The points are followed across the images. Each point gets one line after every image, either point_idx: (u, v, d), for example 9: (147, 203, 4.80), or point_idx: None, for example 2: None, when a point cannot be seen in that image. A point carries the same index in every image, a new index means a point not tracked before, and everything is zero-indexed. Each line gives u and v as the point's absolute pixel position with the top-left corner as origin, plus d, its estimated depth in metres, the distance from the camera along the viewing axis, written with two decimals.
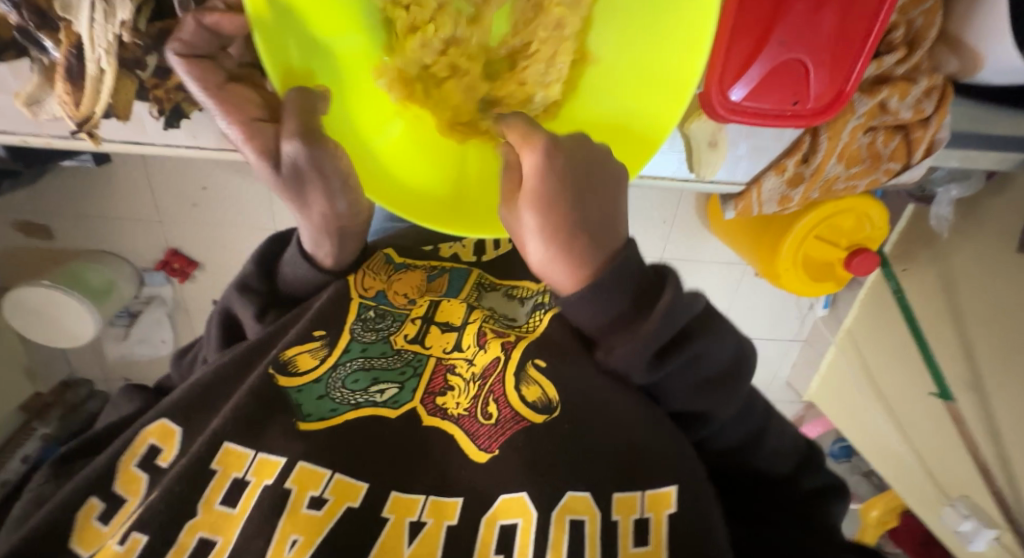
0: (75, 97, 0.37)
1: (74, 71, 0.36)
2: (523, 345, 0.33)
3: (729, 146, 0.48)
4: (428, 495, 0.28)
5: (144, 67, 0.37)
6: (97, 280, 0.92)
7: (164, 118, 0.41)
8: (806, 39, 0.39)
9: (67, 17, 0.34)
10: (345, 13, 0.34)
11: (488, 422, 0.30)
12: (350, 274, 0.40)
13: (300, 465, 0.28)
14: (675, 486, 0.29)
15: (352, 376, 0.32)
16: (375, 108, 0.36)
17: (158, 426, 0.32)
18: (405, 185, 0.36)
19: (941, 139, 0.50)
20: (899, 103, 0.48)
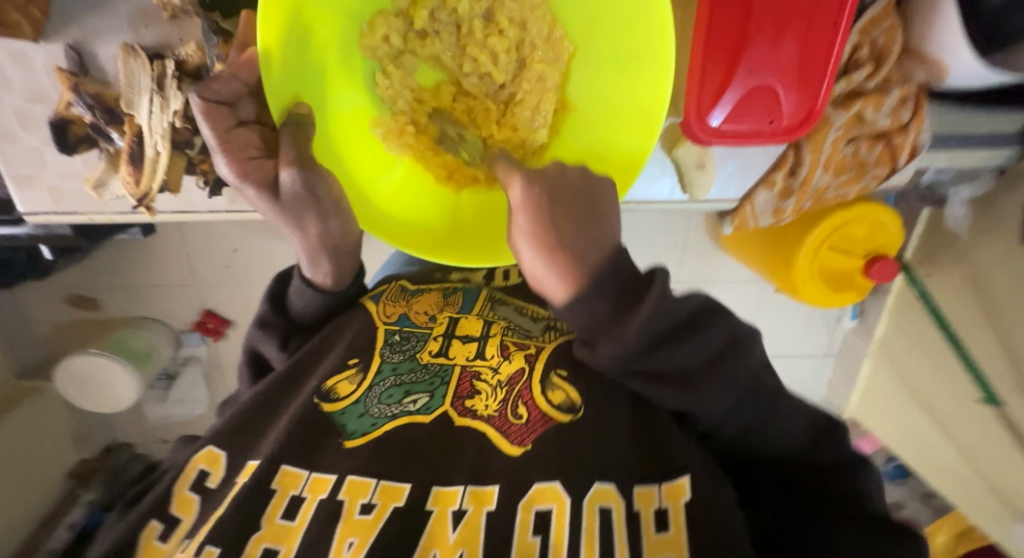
0: (135, 177, 0.44)
1: (135, 154, 0.43)
2: (544, 357, 0.37)
3: (717, 166, 0.52)
4: (467, 485, 0.30)
5: (192, 146, 0.44)
6: (138, 345, 0.97)
7: (209, 187, 0.46)
8: (772, 65, 0.43)
9: (132, 112, 0.42)
10: (344, 75, 0.39)
11: (521, 421, 0.34)
12: (370, 301, 0.44)
13: (351, 479, 0.31)
14: (687, 476, 0.31)
15: (388, 392, 0.35)
16: (375, 157, 0.42)
17: (206, 451, 0.35)
18: (401, 224, 0.41)
19: (922, 143, 0.53)
20: (875, 112, 0.52)
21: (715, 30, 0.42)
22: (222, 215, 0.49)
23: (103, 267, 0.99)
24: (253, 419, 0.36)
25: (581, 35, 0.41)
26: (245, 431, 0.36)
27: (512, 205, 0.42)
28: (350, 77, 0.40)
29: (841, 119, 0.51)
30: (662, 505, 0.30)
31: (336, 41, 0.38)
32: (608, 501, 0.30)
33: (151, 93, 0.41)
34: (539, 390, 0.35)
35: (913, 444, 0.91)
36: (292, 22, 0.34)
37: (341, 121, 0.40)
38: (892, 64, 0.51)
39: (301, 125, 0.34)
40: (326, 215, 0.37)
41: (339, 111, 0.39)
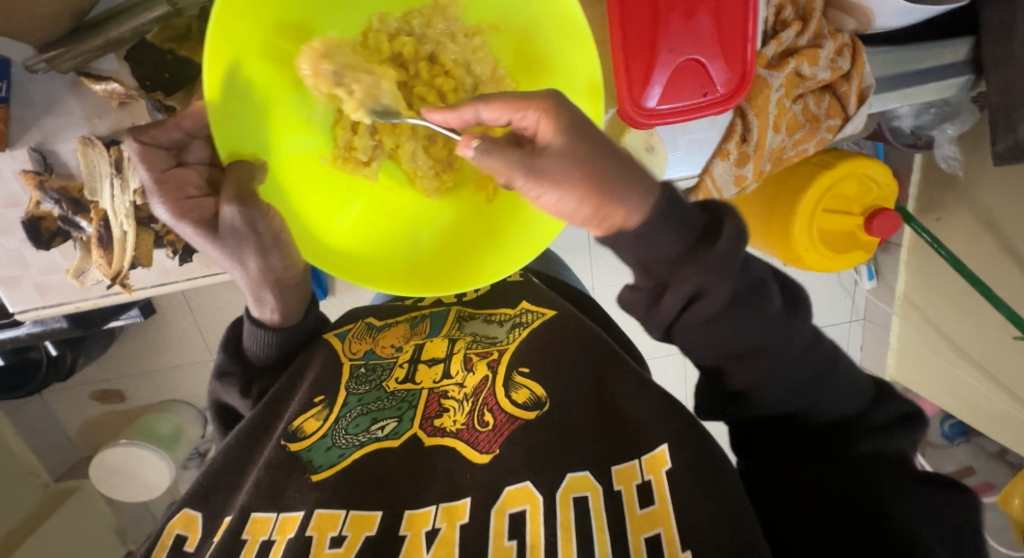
0: (106, 259, 0.46)
1: (103, 238, 0.46)
2: (504, 360, 0.43)
3: (667, 146, 0.54)
4: (439, 503, 0.33)
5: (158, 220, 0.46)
6: (166, 428, 1.01)
7: (179, 256, 0.48)
8: (692, 42, 0.44)
9: (95, 198, 0.44)
10: (294, 122, 0.41)
11: (489, 428, 0.37)
12: (331, 334, 0.48)
13: (318, 513, 0.33)
14: (666, 443, 0.33)
15: (354, 422, 0.39)
16: (325, 197, 0.43)
17: (183, 514, 0.35)
18: (360, 258, 0.43)
19: (868, 86, 0.54)
20: (812, 67, 0.52)
21: (631, 19, 0.43)
22: (200, 280, 0.50)
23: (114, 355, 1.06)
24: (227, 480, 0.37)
25: (519, 65, 0.45)
26: (219, 491, 0.36)
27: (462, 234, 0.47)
28: (300, 123, 0.42)
29: (780, 79, 0.51)
30: (645, 478, 0.32)
31: (285, 89, 0.40)
32: (581, 487, 0.33)
33: (111, 177, 0.44)
34: (503, 395, 0.39)
35: (959, 397, 0.91)
36: (240, 70, 0.36)
37: (294, 166, 0.42)
38: (819, 19, 0.52)
39: (247, 166, 0.36)
40: (264, 250, 0.38)
41: (287, 157, 0.41)
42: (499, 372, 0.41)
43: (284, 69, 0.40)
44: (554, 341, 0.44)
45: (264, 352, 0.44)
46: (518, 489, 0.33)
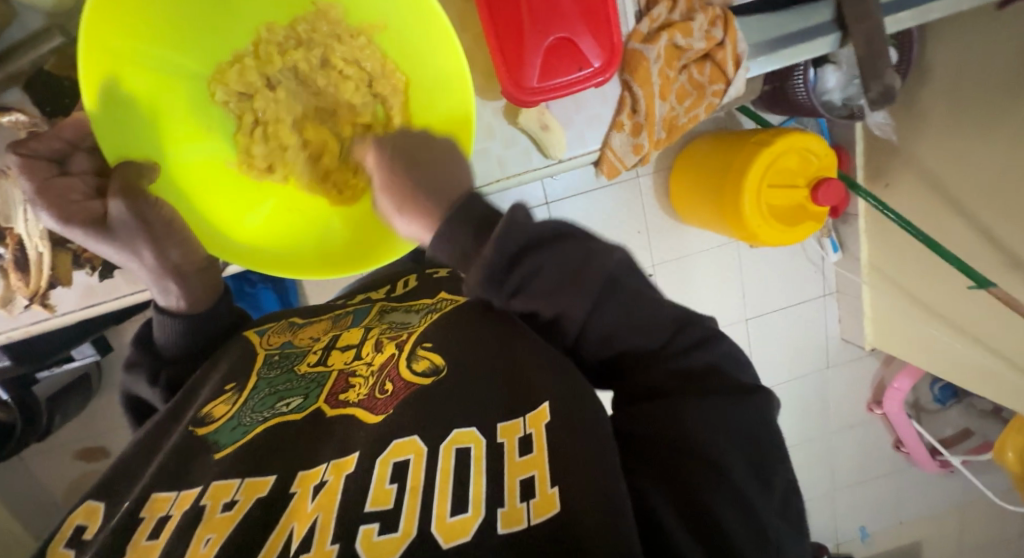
0: (26, 280, 0.60)
1: (20, 260, 0.60)
2: (404, 343, 0.58)
3: (560, 124, 0.57)
4: (331, 462, 0.45)
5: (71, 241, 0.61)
6: None
7: (98, 272, 0.62)
8: (557, 22, 0.49)
9: (11, 225, 0.59)
10: (192, 134, 0.57)
11: (387, 393, 0.52)
12: (257, 334, 0.67)
13: (214, 485, 0.44)
14: (547, 401, 0.47)
15: (262, 402, 0.55)
16: (229, 196, 0.58)
17: (88, 507, 0.47)
18: (252, 240, 0.57)
19: (743, 51, 0.57)
20: (687, 39, 0.56)
21: (501, 10, 0.49)
22: (122, 295, 0.64)
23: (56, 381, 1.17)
24: (135, 460, 0.51)
25: (397, 57, 0.58)
26: (124, 479, 0.49)
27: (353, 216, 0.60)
28: (199, 134, 0.58)
29: (655, 51, 0.55)
30: (527, 430, 0.45)
31: (180, 104, 0.56)
32: (465, 438, 0.45)
33: (22, 207, 0.58)
34: (402, 367, 0.54)
35: None
36: (120, 85, 0.50)
37: (193, 170, 0.57)
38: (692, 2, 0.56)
39: (130, 164, 0.51)
40: (158, 240, 0.55)
41: (185, 160, 0.57)
42: (401, 350, 0.57)
43: (177, 80, 0.55)
44: (450, 322, 0.59)
45: (171, 338, 0.64)
46: (404, 443, 0.45)
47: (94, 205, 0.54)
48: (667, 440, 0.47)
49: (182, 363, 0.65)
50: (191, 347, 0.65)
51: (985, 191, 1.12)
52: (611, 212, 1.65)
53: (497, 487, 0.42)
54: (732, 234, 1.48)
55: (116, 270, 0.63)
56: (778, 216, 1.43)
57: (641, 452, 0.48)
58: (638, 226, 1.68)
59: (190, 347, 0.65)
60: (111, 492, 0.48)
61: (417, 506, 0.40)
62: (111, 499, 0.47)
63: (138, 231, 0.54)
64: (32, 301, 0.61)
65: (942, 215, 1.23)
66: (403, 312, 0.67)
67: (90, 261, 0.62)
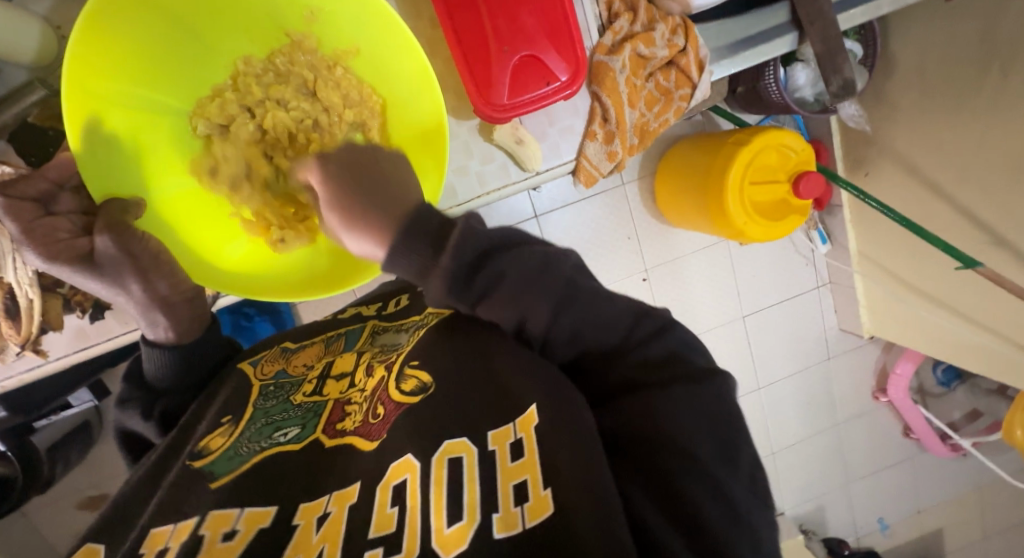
0: (16, 327, 0.61)
1: (10, 308, 0.61)
2: (395, 363, 0.61)
3: (535, 139, 0.59)
4: (331, 492, 0.46)
5: (62, 285, 0.62)
6: None
7: (90, 313, 0.64)
8: (523, 40, 0.51)
9: (0, 273, 0.60)
10: (177, 168, 0.58)
11: (380, 418, 0.54)
12: (248, 361, 0.70)
13: (213, 514, 0.46)
14: (535, 404, 0.46)
15: (259, 431, 0.57)
16: (214, 228, 0.60)
17: (84, 550, 0.47)
18: (236, 271, 0.59)
19: (704, 56, 0.59)
20: (649, 48, 0.58)
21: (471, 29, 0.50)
22: (115, 334, 0.65)
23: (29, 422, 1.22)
24: (133, 502, 0.52)
25: (377, 83, 0.60)
26: (124, 520, 0.50)
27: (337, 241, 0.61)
28: (184, 167, 0.59)
29: (620, 62, 0.57)
30: (518, 435, 0.45)
31: (164, 140, 0.57)
32: (457, 449, 0.46)
33: (11, 253, 0.59)
34: (395, 390, 0.56)
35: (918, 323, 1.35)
36: (99, 124, 0.51)
37: (178, 202, 0.58)
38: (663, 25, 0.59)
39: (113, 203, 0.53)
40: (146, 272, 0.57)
41: (171, 193, 0.58)
42: (393, 373, 0.59)
43: (156, 115, 0.57)
44: (440, 341, 0.61)
45: (161, 370, 0.65)
46: (405, 463, 0.46)
47: (80, 243, 0.56)
48: (628, 425, 0.46)
49: (177, 394, 0.67)
50: (183, 379, 0.67)
51: (961, 170, 1.14)
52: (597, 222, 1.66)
53: (491, 492, 0.42)
54: (720, 233, 1.49)
55: (107, 310, 0.64)
56: (764, 213, 1.45)
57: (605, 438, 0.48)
58: (627, 234, 1.68)
59: (183, 379, 0.67)
60: (108, 535, 0.48)
61: (417, 525, 0.41)
62: (111, 540, 0.48)
63: (124, 263, 0.55)
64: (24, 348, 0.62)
65: (922, 198, 1.25)
66: (393, 334, 0.70)
67: (80, 304, 0.63)
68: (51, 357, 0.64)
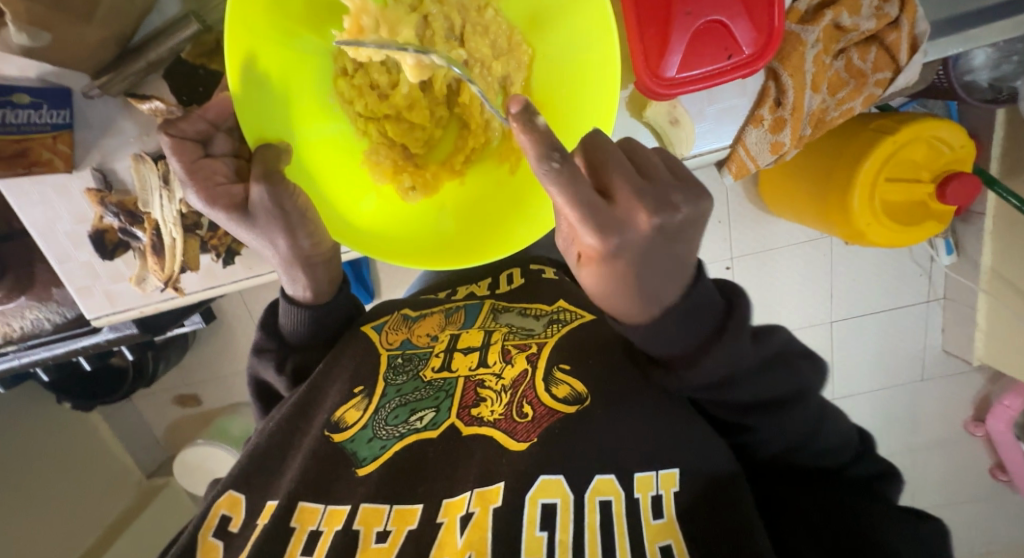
0: (160, 263, 0.73)
1: (156, 243, 0.72)
2: (538, 355, 0.60)
3: (690, 117, 0.64)
4: (476, 491, 0.49)
5: (199, 227, 0.72)
6: (237, 428, 1.31)
7: (222, 258, 0.74)
8: (710, 4, 0.56)
9: (148, 209, 0.70)
10: (320, 114, 0.57)
11: (527, 417, 0.55)
12: (365, 324, 0.71)
13: (365, 509, 0.50)
14: (674, 469, 0.50)
15: (395, 413, 0.59)
16: (349, 183, 0.59)
17: (227, 497, 0.56)
18: (368, 232, 0.58)
19: (919, 32, 0.61)
20: (852, 18, 0.62)
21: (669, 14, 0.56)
22: (242, 278, 0.75)
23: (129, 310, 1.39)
24: (266, 456, 0.59)
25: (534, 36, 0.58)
26: (258, 479, 0.57)
27: (472, 209, 0.60)
28: (324, 114, 0.58)
29: (813, 34, 0.61)
30: (659, 492, 0.49)
31: (309, 82, 0.56)
32: (608, 488, 0.49)
33: (160, 192, 0.69)
34: (542, 390, 0.57)
35: None
36: (256, 63, 0.50)
37: (319, 148, 0.57)
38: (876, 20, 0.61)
39: (269, 148, 0.51)
40: (295, 228, 0.55)
41: (313, 139, 0.57)
42: (535, 369, 0.59)
43: (303, 53, 0.55)
44: (583, 345, 0.62)
45: (297, 327, 0.66)
46: (548, 482, 0.49)
47: (236, 189, 0.54)
48: (826, 516, 0.51)
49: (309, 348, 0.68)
50: (314, 336, 0.68)
51: None
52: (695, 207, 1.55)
53: (638, 548, 0.46)
54: (836, 230, 1.35)
55: (236, 257, 0.74)
56: (893, 215, 1.30)
57: (800, 514, 0.52)
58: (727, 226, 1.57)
59: (316, 336, 0.68)
60: (247, 485, 0.57)
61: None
62: (249, 494, 0.56)
63: (276, 221, 0.54)
64: (167, 283, 0.74)
65: None
66: (522, 315, 0.69)
67: (214, 247, 0.74)
68: (186, 292, 0.76)
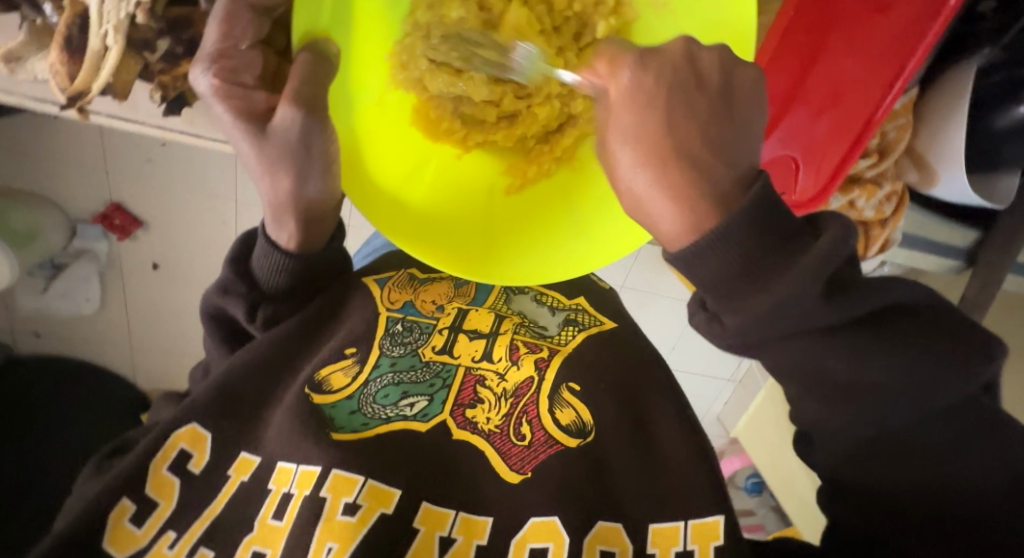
0: (69, 70, 0.37)
1: (75, 41, 0.36)
2: (552, 369, 0.54)
3: None
4: (367, 478, 0.44)
5: (154, 50, 0.38)
6: (20, 224, 1.08)
7: (165, 104, 0.42)
8: (801, 139, 0.52)
9: None
10: (378, 12, 0.47)
11: (525, 441, 0.49)
12: (379, 287, 0.60)
13: (335, 474, 0.43)
14: (557, 517, 0.44)
15: (382, 394, 0.50)
16: (381, 96, 0.48)
17: (240, 459, 0.46)
18: (370, 164, 0.46)
19: (894, 239, 0.59)
20: (865, 202, 0.55)
21: (796, 95, 0.51)
22: (174, 132, 0.45)
23: (120, 176, 1.07)
24: (246, 396, 0.50)
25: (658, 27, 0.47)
26: (243, 414, 0.49)
27: (466, 177, 0.52)
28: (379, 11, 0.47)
29: (841, 201, 0.56)
30: (453, 536, 0.43)
31: (377, 23, 0.47)
32: (666, 539, 0.45)
33: None
34: (545, 408, 0.51)
35: None
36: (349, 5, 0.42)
37: (361, 56, 0.46)
38: (895, 159, 0.55)
39: (320, 57, 0.39)
40: (302, 173, 0.43)
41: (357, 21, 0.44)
42: (542, 383, 0.52)
43: (383, 15, 0.47)
44: (601, 361, 0.57)
45: (278, 276, 0.52)
46: (607, 528, 0.45)
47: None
48: None
49: (286, 298, 0.55)
50: (300, 283, 0.55)
51: None
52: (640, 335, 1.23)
53: None
54: None
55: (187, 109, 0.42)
56: None
57: None
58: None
59: (298, 288, 0.55)
60: (219, 424, 0.47)
61: None
62: (267, 455, 0.46)
63: (289, 156, 0.42)
64: (65, 101, 0.39)
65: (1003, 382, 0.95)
66: (537, 306, 0.63)
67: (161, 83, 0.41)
68: (89, 115, 0.43)
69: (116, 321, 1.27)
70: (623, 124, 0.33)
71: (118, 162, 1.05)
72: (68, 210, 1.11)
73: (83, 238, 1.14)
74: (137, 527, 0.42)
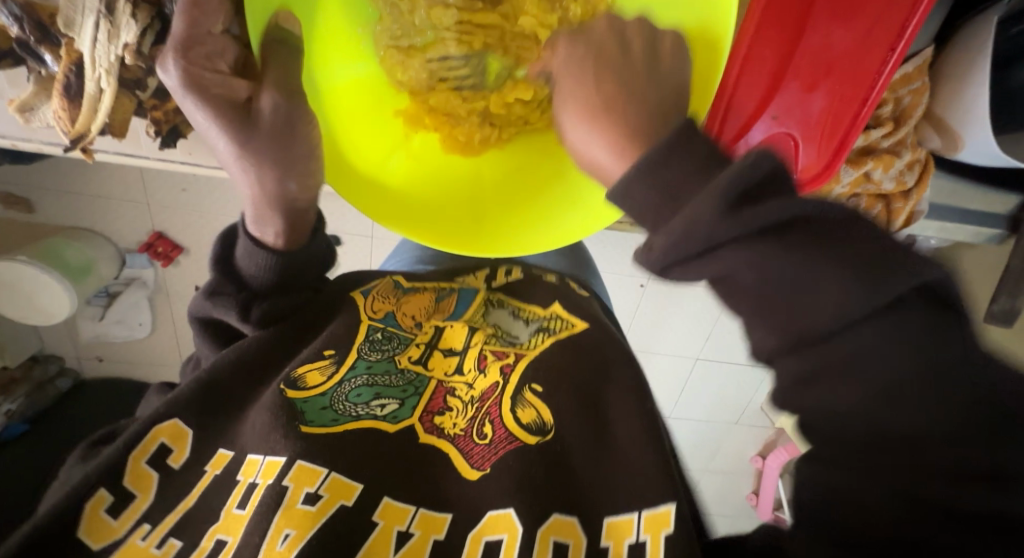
0: (71, 115, 0.41)
1: (72, 87, 0.39)
2: (518, 372, 0.53)
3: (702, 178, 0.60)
4: (330, 470, 0.43)
5: (144, 87, 0.41)
6: (75, 258, 1.12)
7: (160, 138, 0.46)
8: (796, 116, 0.49)
9: (69, 34, 0.37)
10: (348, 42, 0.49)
11: (486, 440, 0.49)
12: (359, 295, 0.61)
13: (299, 464, 0.43)
14: (512, 509, 0.43)
15: (355, 393, 0.50)
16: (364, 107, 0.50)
17: (217, 455, 0.47)
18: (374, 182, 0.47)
19: (920, 210, 0.56)
20: (882, 174, 0.53)
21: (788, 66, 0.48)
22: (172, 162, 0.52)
23: (160, 208, 1.13)
24: (230, 396, 0.51)
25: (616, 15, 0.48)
26: (222, 411, 0.50)
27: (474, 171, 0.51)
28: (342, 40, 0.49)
29: (850, 176, 0.53)
30: (410, 530, 0.42)
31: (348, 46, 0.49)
32: (623, 531, 0.44)
33: (97, 16, 0.36)
34: (508, 411, 0.50)
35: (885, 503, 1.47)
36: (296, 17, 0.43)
37: (339, 90, 0.49)
38: (911, 126, 0.52)
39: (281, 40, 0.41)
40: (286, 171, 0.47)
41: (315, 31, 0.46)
42: (507, 386, 0.52)
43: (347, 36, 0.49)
44: (568, 363, 0.55)
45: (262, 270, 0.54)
46: (562, 522, 0.44)
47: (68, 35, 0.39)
48: None
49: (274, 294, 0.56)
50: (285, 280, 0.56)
51: None
52: (671, 325, 1.19)
53: None
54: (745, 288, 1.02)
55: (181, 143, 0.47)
56: None
57: None
58: (706, 436, 1.42)
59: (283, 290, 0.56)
60: (202, 423, 0.48)
61: None
62: (239, 449, 0.47)
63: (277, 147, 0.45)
64: (71, 144, 0.43)
65: None
66: (513, 317, 0.62)
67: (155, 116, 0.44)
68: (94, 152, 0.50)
69: (165, 342, 1.34)
70: (573, 111, 0.38)
71: (156, 194, 1.10)
72: (118, 241, 1.19)
73: (132, 265, 1.21)
74: (114, 519, 0.42)
